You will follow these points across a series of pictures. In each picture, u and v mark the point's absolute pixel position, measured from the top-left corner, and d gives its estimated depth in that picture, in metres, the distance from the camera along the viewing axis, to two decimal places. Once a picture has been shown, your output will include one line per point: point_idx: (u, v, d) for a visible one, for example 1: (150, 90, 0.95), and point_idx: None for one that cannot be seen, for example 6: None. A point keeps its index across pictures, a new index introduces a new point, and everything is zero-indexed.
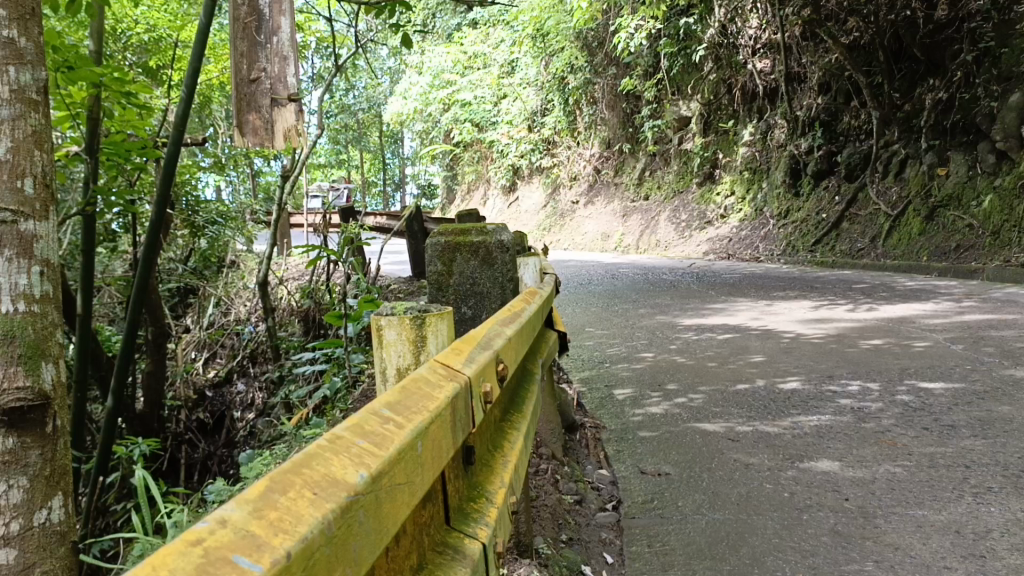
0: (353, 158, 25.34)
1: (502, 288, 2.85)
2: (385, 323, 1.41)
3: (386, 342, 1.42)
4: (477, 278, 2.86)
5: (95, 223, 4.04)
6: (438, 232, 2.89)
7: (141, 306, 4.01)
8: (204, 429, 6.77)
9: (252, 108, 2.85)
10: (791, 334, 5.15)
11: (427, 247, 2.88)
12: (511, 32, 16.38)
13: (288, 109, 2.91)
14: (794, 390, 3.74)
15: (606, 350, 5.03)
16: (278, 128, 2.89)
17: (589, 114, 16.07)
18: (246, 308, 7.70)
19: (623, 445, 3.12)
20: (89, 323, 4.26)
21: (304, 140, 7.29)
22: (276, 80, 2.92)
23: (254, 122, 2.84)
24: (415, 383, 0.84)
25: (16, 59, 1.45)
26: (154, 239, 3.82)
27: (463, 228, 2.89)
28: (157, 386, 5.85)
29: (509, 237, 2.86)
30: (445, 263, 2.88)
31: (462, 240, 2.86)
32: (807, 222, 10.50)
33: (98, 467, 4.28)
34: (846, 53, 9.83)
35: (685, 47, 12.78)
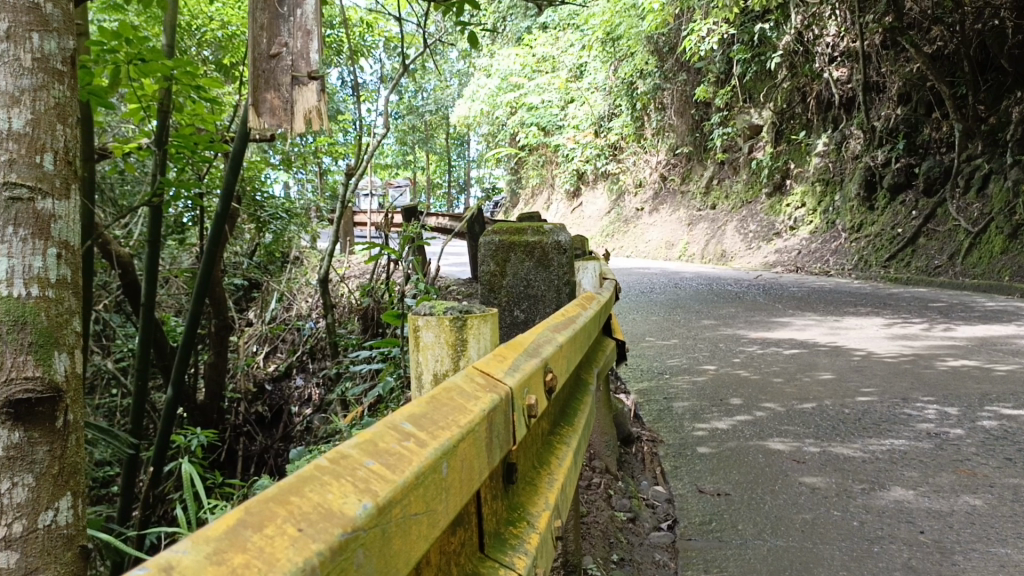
0: (420, 159, 25.59)
1: (557, 292, 2.75)
2: (423, 323, 1.30)
3: (424, 345, 1.32)
4: (532, 277, 2.76)
5: (162, 213, 4.11)
6: (493, 230, 2.80)
7: (204, 296, 4.04)
8: (262, 422, 6.85)
9: (269, 85, 2.04)
10: (862, 352, 4.91)
11: (480, 246, 2.79)
12: (581, 36, 16.26)
13: (312, 89, 2.05)
14: (865, 411, 3.54)
15: (667, 360, 4.88)
16: (299, 111, 2.03)
17: (657, 120, 15.86)
18: (307, 304, 7.77)
19: (681, 461, 2.99)
20: (152, 313, 4.31)
21: (371, 140, 7.32)
22: (299, 56, 2.09)
23: (271, 102, 2.02)
24: (447, 391, 0.75)
25: (41, 26, 1.25)
26: (217, 233, 3.82)
27: (519, 227, 2.80)
28: (218, 378, 5.92)
29: (567, 237, 2.75)
30: (500, 263, 2.79)
31: (517, 239, 2.76)
32: (881, 236, 10.13)
33: (156, 457, 4.31)
34: (929, 63, 9.45)
35: (759, 53, 12.49)
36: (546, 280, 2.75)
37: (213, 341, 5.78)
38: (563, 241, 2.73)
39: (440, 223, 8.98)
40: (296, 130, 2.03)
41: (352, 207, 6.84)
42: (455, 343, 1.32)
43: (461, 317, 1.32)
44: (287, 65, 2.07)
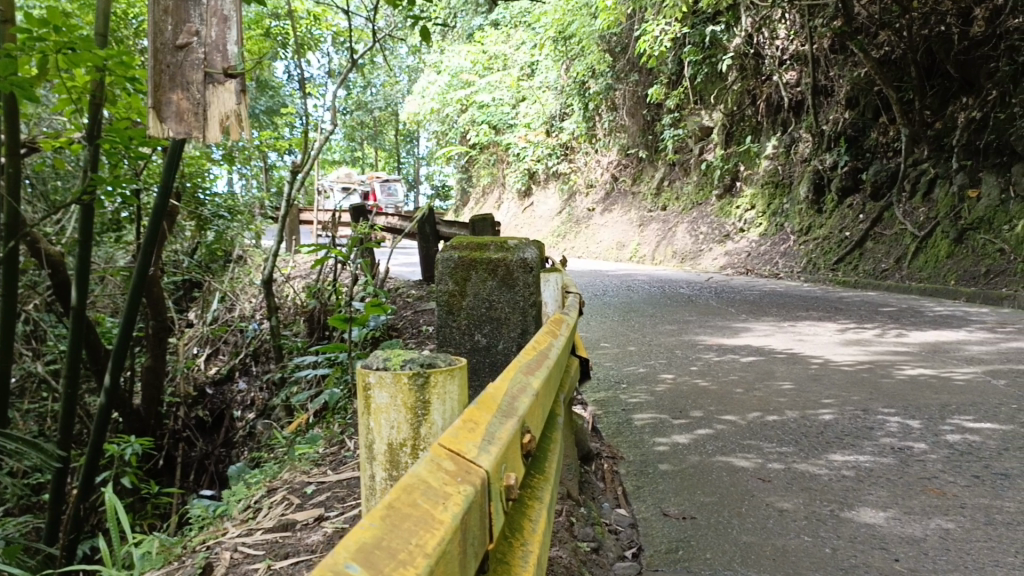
0: (369, 155, 25.24)
1: (523, 314, 2.59)
2: (376, 381, 1.18)
3: (376, 408, 1.19)
4: (494, 297, 2.59)
5: (94, 212, 3.87)
6: (453, 245, 2.64)
7: (138, 299, 3.79)
8: (203, 426, 6.58)
9: (176, 84, 1.98)
10: (820, 360, 4.87)
11: (438, 262, 2.61)
12: (532, 35, 16.12)
13: (228, 89, 2.03)
14: (827, 424, 3.47)
15: (624, 368, 4.78)
16: (214, 114, 2.01)
17: (608, 120, 15.79)
18: (251, 305, 7.52)
19: (643, 480, 2.85)
20: (83, 316, 4.04)
21: (320, 135, 7.08)
22: (213, 49, 2.04)
23: (178, 105, 1.98)
24: (410, 493, 0.70)
25: None
26: (153, 237, 3.59)
27: (481, 242, 2.64)
28: (156, 381, 5.61)
29: (534, 255, 2.60)
30: (460, 281, 2.61)
31: (478, 256, 2.60)
32: (830, 239, 10.18)
33: (88, 470, 4.04)
34: (877, 67, 9.49)
35: (710, 55, 12.53)
36: (510, 302, 2.59)
37: (150, 343, 5.51)
38: (529, 258, 2.58)
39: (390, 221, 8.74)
40: (208, 136, 2.01)
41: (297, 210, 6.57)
42: (413, 406, 1.20)
43: (419, 370, 1.20)
44: (198, 60, 2.01)
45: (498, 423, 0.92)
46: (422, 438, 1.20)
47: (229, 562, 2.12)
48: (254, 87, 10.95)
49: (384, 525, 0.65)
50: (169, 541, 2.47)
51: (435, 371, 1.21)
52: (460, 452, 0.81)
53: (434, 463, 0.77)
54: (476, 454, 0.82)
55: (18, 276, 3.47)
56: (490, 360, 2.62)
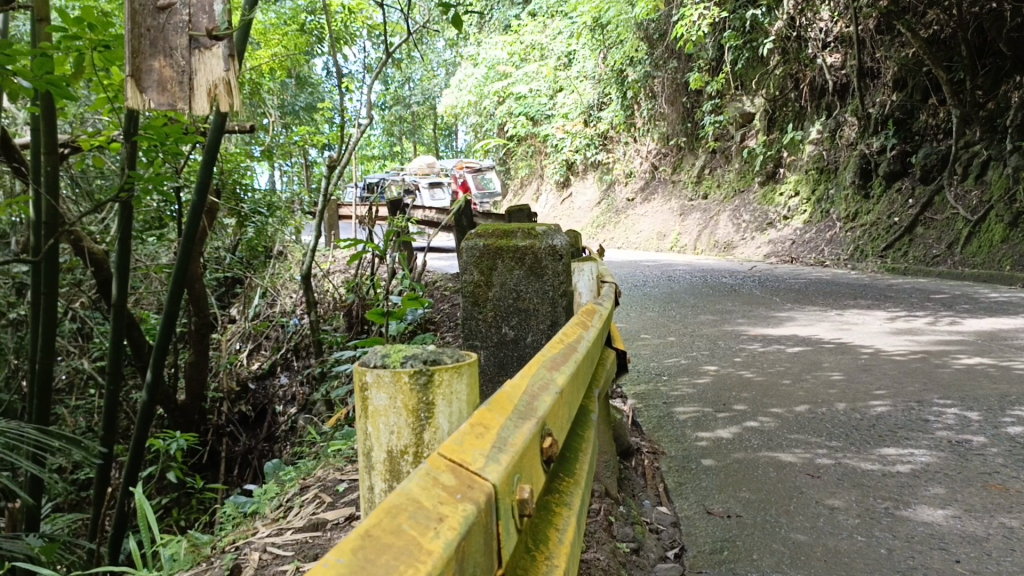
0: (408, 150, 25.32)
1: (552, 303, 2.49)
2: (373, 380, 1.15)
3: (375, 410, 1.17)
4: (521, 288, 2.51)
5: (131, 210, 3.87)
6: (478, 233, 2.55)
7: (176, 295, 3.76)
8: (246, 422, 6.63)
9: (157, 49, 1.75)
10: (870, 349, 4.69)
11: (463, 251, 2.53)
12: (569, 24, 15.88)
13: (216, 55, 1.78)
14: (879, 416, 3.32)
15: (664, 360, 4.65)
16: (201, 83, 1.77)
17: (647, 108, 15.55)
18: (292, 301, 7.51)
19: (685, 476, 2.74)
20: (123, 314, 4.04)
21: (356, 131, 7.06)
22: (198, 10, 1.79)
23: (160, 73, 1.74)
24: (395, 520, 0.62)
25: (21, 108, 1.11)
26: (190, 232, 3.55)
27: (507, 229, 2.55)
28: (199, 376, 5.67)
29: (563, 241, 2.51)
30: (484, 271, 2.52)
31: (504, 244, 2.52)
32: (878, 225, 9.89)
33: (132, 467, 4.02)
34: (926, 47, 9.17)
35: (751, 39, 12.10)
36: (538, 291, 2.50)
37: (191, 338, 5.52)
38: (558, 244, 2.48)
39: (427, 214, 8.73)
40: (192, 107, 1.76)
41: (331, 203, 6.55)
42: (415, 407, 1.16)
43: (421, 367, 1.15)
44: (181, 23, 1.77)
45: (511, 430, 0.84)
46: (424, 443, 1.16)
47: (257, 563, 2.07)
48: (292, 83, 10.99)
49: (355, 560, 0.56)
50: (200, 542, 2.42)
51: (438, 367, 1.16)
52: (462, 468, 0.73)
53: (430, 481, 0.69)
54: (481, 466, 0.74)
55: (58, 274, 3.45)
56: (519, 353, 2.54)
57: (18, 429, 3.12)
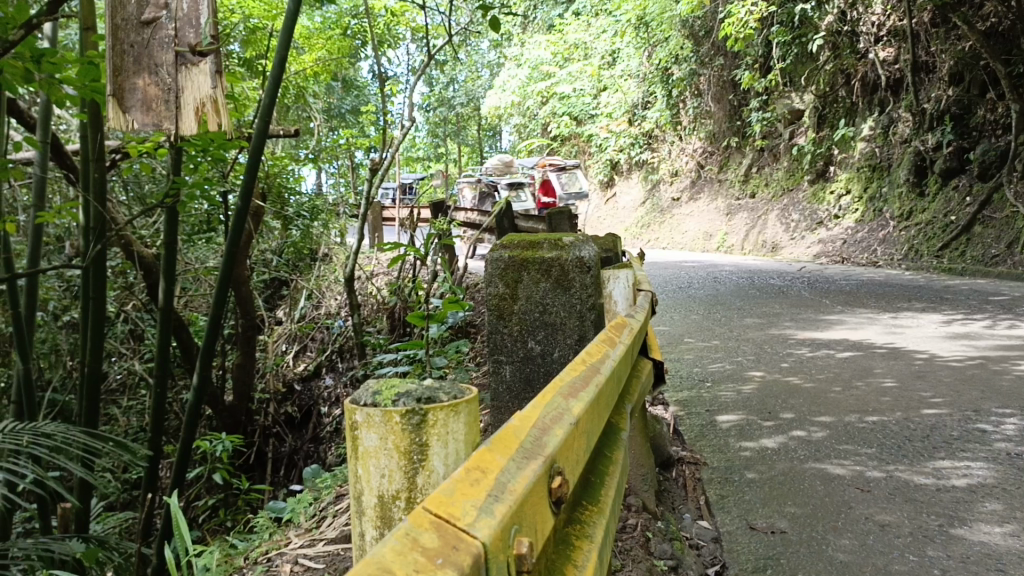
0: (453, 151, 25.44)
1: (580, 317, 2.43)
2: (364, 420, 1.02)
3: (366, 451, 1.04)
4: (548, 300, 2.44)
5: (176, 215, 3.90)
6: (503, 245, 2.49)
7: (221, 299, 3.78)
8: (291, 423, 6.68)
9: (143, 68, 1.91)
10: (924, 355, 4.53)
11: (488, 264, 2.47)
12: (613, 22, 15.76)
13: (202, 72, 1.93)
14: (933, 426, 3.19)
15: (709, 365, 4.55)
16: (188, 99, 1.93)
17: (693, 107, 15.34)
18: (336, 303, 7.43)
19: (728, 489, 2.65)
20: (170, 318, 4.09)
21: (398, 136, 7.09)
22: (182, 27, 1.94)
23: (145, 92, 1.91)
24: None
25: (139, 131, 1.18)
26: (233, 237, 3.58)
27: (534, 240, 2.48)
28: (245, 379, 5.72)
29: (591, 252, 2.43)
30: (510, 283, 2.46)
31: (530, 255, 2.45)
32: (933, 224, 9.59)
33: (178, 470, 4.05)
34: (983, 40, 8.86)
35: (800, 35, 11.76)
36: (566, 304, 2.43)
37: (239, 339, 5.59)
38: (586, 256, 2.41)
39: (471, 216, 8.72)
40: (179, 126, 1.93)
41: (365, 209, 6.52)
42: (408, 449, 1.03)
43: (415, 406, 1.02)
44: (167, 40, 1.92)
45: (510, 476, 0.76)
46: (418, 488, 1.04)
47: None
48: (339, 86, 11.08)
49: None
50: (232, 552, 2.42)
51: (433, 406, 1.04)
52: (447, 524, 0.65)
53: (408, 542, 0.61)
54: (469, 522, 0.66)
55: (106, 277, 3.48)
56: (546, 368, 2.47)
57: (65, 434, 3.13)
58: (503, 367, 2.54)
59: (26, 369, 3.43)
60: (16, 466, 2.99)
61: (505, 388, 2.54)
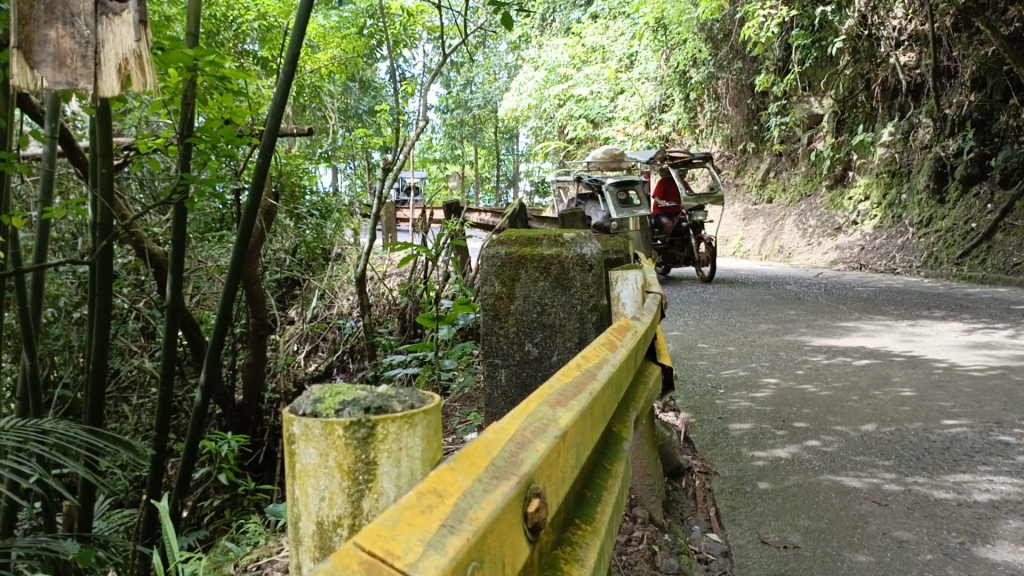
0: (469, 152, 25.52)
1: (581, 319, 2.34)
2: (299, 433, 0.76)
3: (302, 470, 0.78)
4: (547, 300, 2.36)
5: (185, 212, 3.84)
6: (500, 240, 2.40)
7: (229, 295, 3.72)
8: None
9: (54, 16, 1.47)
10: (944, 364, 4.41)
11: (484, 261, 2.38)
12: (630, 25, 15.65)
13: (126, 24, 1.48)
14: (954, 438, 3.08)
15: (722, 372, 4.45)
16: (111, 59, 1.48)
17: (711, 111, 15.19)
18: (349, 302, 7.35)
19: (739, 500, 2.55)
20: (178, 316, 4.02)
21: (409, 138, 7.07)
22: None
23: (56, 44, 1.48)
24: None
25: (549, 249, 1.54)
26: (241, 234, 3.52)
27: (532, 236, 2.40)
28: (256, 377, 5.67)
29: (593, 249, 2.33)
30: (506, 282, 2.38)
31: (528, 252, 2.37)
32: (953, 231, 9.41)
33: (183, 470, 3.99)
34: (1007, 44, 8.60)
35: (820, 38, 11.43)
36: (565, 305, 2.35)
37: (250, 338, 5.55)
38: (587, 253, 2.32)
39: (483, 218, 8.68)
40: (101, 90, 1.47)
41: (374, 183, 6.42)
42: (351, 467, 0.76)
43: (361, 416, 0.76)
44: None
45: (472, 502, 0.68)
46: (363, 515, 0.78)
47: None
48: (357, 87, 11.07)
49: None
50: (222, 561, 2.33)
51: (381, 415, 0.77)
52: (381, 565, 0.56)
53: None
54: (409, 561, 0.57)
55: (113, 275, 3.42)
56: (543, 374, 2.39)
57: (68, 432, 3.04)
58: (499, 372, 2.46)
59: (33, 366, 3.37)
60: (19, 463, 2.90)
61: (500, 394, 2.46)
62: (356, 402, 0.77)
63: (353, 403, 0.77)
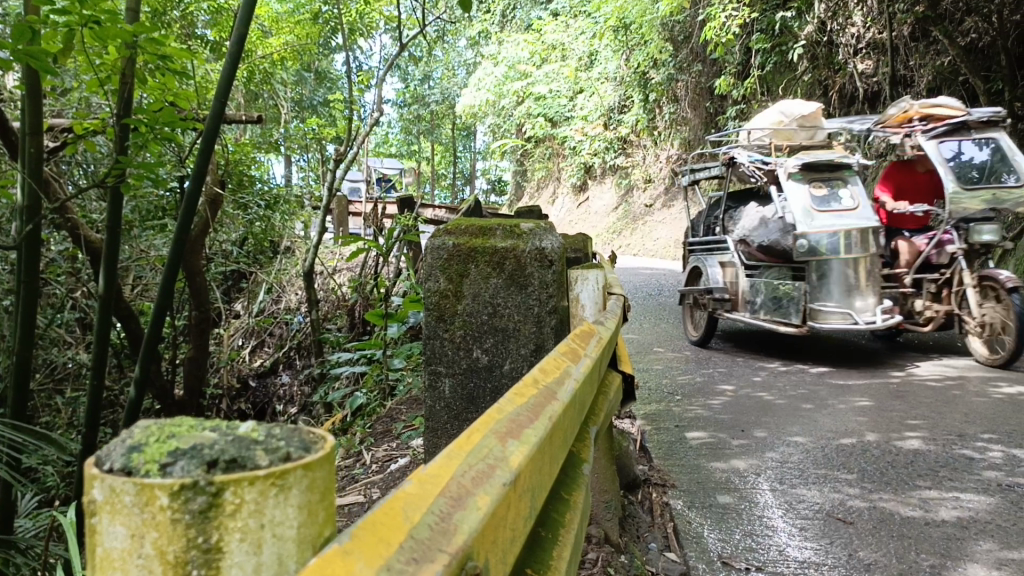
0: (424, 147, 25.29)
1: (538, 323, 2.15)
2: (103, 501, 0.54)
3: (110, 557, 0.55)
4: (499, 299, 2.16)
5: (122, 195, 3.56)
6: (449, 229, 2.19)
7: (167, 286, 3.44)
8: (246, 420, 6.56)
9: None
10: (901, 373, 4.35)
11: (428, 250, 2.17)
12: (592, 24, 15.64)
13: None
14: (915, 452, 2.99)
15: (678, 377, 4.33)
16: None
17: (669, 113, 15.10)
18: (298, 296, 7.10)
19: (699, 516, 2.41)
20: (110, 306, 3.71)
21: (365, 128, 6.83)
22: None
23: None
24: None
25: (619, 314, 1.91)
26: (180, 221, 3.28)
27: (484, 226, 2.19)
28: (199, 371, 5.39)
29: (553, 243, 2.12)
30: (453, 278, 2.17)
31: (479, 243, 2.16)
32: None
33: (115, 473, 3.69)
34: (963, 55, 8.57)
35: (779, 43, 11.42)
36: (519, 305, 2.15)
37: (193, 331, 5.29)
38: (546, 247, 2.12)
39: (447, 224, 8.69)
40: None
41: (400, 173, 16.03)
42: (180, 558, 0.53)
43: (199, 477, 0.53)
44: None
45: None
46: None
47: None
48: (311, 76, 10.71)
49: None
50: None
51: (229, 474, 0.54)
52: None
53: None
54: None
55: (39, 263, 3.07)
56: (493, 383, 2.20)
57: None
58: (442, 381, 2.25)
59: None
60: None
61: (443, 405, 2.25)
62: (193, 451, 0.55)
63: (189, 453, 0.55)
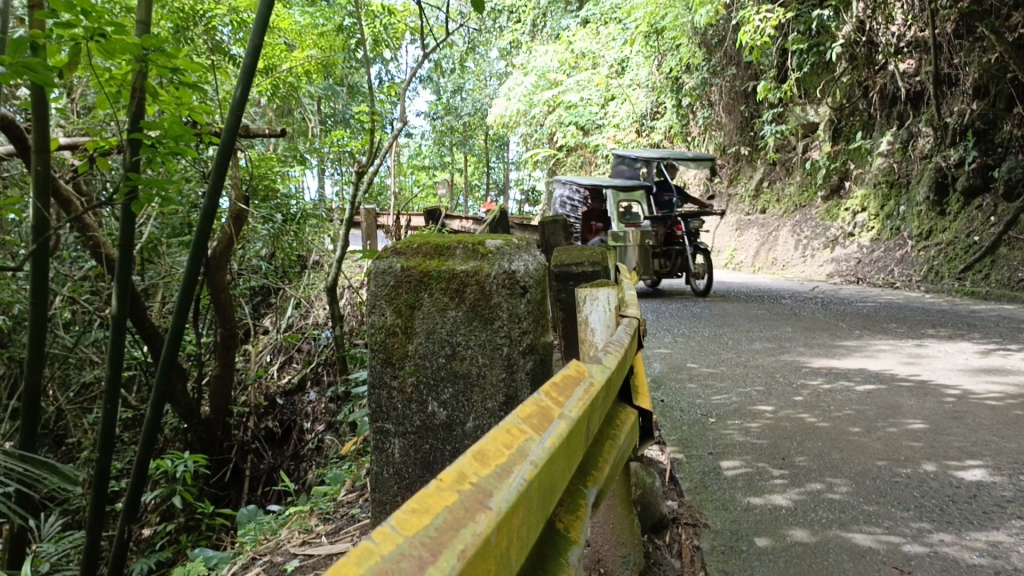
0: (457, 159, 25.44)
1: (508, 367, 1.89)
2: None
3: None
4: (459, 337, 1.90)
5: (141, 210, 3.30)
6: (398, 250, 1.95)
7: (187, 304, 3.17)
8: (272, 439, 6.19)
9: None
10: (957, 392, 3.99)
11: (375, 276, 1.93)
12: (622, 30, 15.35)
13: None
14: (978, 484, 2.67)
15: (712, 397, 4.03)
16: None
17: (703, 118, 14.98)
18: (326, 312, 7.05)
19: (734, 564, 2.12)
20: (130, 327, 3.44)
21: (387, 141, 6.65)
22: None
23: None
24: None
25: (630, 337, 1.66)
26: (196, 240, 2.99)
27: (441, 246, 1.94)
28: (223, 391, 5.16)
29: (522, 264, 1.87)
30: (402, 310, 1.92)
31: (432, 266, 1.90)
32: (955, 245, 8.87)
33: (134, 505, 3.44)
34: (1012, 50, 8.08)
35: (817, 43, 10.83)
36: (485, 344, 1.89)
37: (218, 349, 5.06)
38: (517, 270, 1.86)
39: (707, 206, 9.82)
40: None
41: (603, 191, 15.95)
42: None
43: None
44: None
45: None
46: None
47: None
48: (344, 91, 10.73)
49: None
50: None
51: None
52: None
53: None
54: None
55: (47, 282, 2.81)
56: (453, 444, 1.95)
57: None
58: (391, 442, 2.03)
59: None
60: None
61: (393, 471, 2.05)
62: None
63: None
